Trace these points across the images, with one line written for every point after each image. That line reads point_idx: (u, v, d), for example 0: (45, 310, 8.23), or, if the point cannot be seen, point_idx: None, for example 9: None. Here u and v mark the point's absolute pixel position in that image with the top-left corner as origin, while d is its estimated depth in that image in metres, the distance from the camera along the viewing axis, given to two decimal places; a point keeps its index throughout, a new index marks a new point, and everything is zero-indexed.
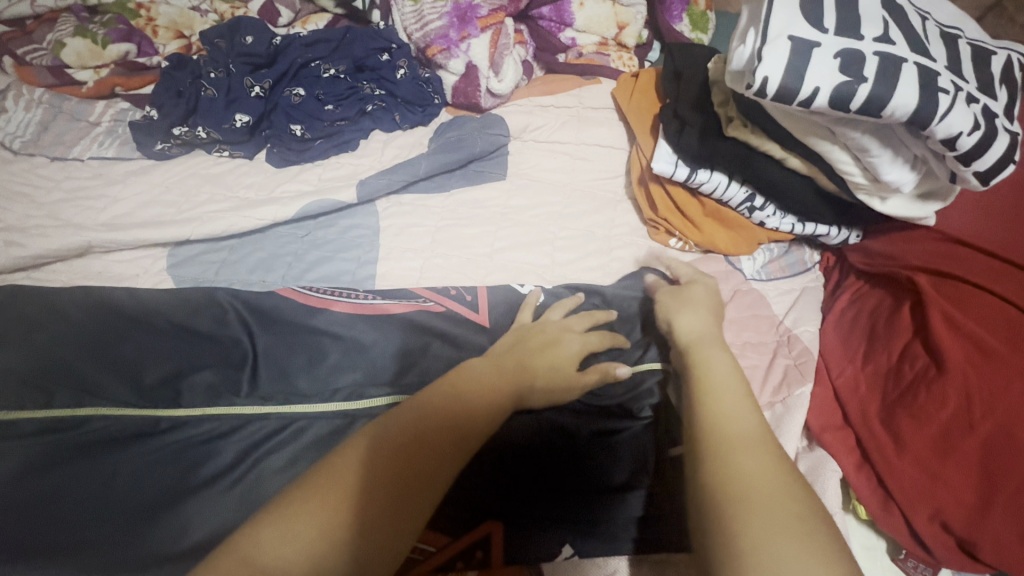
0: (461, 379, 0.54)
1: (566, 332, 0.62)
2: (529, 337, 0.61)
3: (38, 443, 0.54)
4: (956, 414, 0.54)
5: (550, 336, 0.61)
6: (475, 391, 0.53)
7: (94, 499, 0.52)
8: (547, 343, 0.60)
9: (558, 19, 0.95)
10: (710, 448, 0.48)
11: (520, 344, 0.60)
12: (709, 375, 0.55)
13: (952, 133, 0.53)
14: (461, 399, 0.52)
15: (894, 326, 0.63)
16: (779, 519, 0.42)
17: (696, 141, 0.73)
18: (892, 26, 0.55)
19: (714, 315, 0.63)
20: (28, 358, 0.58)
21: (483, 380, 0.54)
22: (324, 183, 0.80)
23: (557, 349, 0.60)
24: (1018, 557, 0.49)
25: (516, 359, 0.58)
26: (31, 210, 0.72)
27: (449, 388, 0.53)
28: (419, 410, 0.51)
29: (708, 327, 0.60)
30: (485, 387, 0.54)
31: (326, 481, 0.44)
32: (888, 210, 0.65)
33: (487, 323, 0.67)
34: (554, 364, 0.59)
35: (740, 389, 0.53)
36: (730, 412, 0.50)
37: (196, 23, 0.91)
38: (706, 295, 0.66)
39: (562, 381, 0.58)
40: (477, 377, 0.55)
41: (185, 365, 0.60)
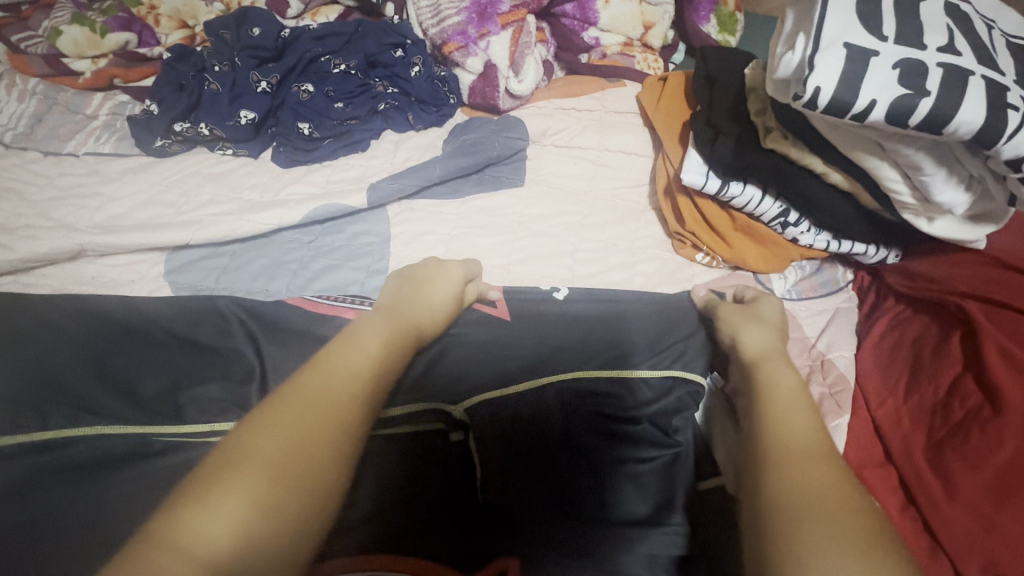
0: (376, 330, 0.52)
1: (446, 265, 0.64)
2: (409, 279, 0.62)
3: (22, 465, 0.50)
4: (1013, 458, 0.50)
5: (424, 278, 0.61)
6: (400, 337, 0.52)
7: (76, 529, 0.46)
8: (429, 274, 0.62)
9: (582, 16, 0.89)
10: (772, 459, 0.45)
11: (402, 284, 0.61)
12: (774, 394, 0.52)
13: (1020, 153, 0.49)
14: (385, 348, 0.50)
15: (941, 358, 0.59)
16: (840, 537, 0.38)
17: (731, 152, 0.68)
18: (958, 35, 0.51)
19: (776, 331, 0.61)
20: (22, 379, 0.54)
21: (392, 324, 0.53)
22: (333, 185, 0.75)
23: (438, 279, 0.61)
24: None
25: (400, 296, 0.59)
26: (21, 208, 0.67)
27: (348, 337, 0.50)
28: (352, 378, 0.45)
29: (770, 342, 0.58)
30: (385, 326, 0.52)
31: (269, 462, 0.38)
32: (935, 231, 0.61)
33: (507, 315, 0.64)
34: (436, 291, 0.60)
35: (806, 407, 0.50)
36: (793, 429, 0.47)
37: (200, 12, 0.86)
38: (777, 313, 0.64)
39: (453, 296, 0.62)
40: (382, 325, 0.53)
41: (183, 377, 0.57)
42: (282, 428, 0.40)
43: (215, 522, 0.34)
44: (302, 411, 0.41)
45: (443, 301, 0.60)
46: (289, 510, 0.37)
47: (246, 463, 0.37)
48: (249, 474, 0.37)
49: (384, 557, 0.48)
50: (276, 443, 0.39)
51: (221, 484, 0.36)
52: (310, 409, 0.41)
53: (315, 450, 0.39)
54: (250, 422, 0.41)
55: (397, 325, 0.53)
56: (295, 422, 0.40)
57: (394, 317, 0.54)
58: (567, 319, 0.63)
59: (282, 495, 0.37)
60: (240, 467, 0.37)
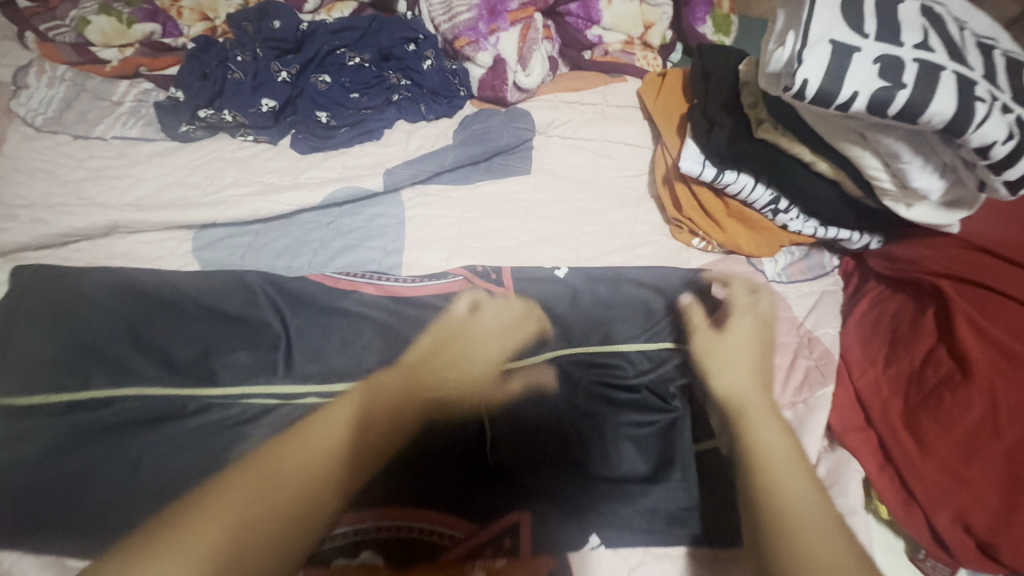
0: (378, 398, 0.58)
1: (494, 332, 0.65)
2: (458, 335, 0.64)
3: (63, 422, 0.54)
4: (980, 419, 0.55)
5: (469, 344, 0.63)
6: (383, 415, 0.56)
7: (120, 483, 0.52)
8: (473, 342, 0.64)
9: (585, 15, 0.94)
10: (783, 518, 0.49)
11: (439, 346, 0.63)
12: (761, 447, 0.55)
13: (987, 141, 0.54)
14: (366, 425, 0.55)
15: (917, 331, 0.64)
16: None
17: (726, 141, 0.73)
18: (932, 34, 0.56)
19: (752, 360, 0.64)
20: (61, 343, 0.57)
21: (385, 399, 0.58)
22: (349, 171, 0.79)
23: (477, 351, 0.63)
24: None
25: (420, 365, 0.61)
26: (54, 187, 0.70)
27: (331, 413, 0.56)
28: (311, 463, 0.51)
29: (745, 377, 0.62)
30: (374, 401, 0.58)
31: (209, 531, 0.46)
32: (913, 216, 0.66)
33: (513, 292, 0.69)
34: (464, 366, 0.61)
35: (795, 462, 0.54)
36: (790, 480, 0.52)
37: (220, 5, 0.90)
38: (747, 338, 0.66)
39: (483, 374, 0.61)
40: (374, 402, 0.57)
41: (214, 346, 0.60)
42: (233, 502, 0.48)
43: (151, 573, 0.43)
44: (254, 489, 0.49)
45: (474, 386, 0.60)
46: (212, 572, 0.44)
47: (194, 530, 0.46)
48: (196, 535, 0.45)
49: (394, 507, 0.53)
50: (220, 515, 0.47)
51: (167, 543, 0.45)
52: (263, 490, 0.49)
53: (245, 526, 0.46)
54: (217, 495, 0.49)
55: (386, 402, 0.57)
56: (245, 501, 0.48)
57: (388, 390, 0.58)
58: (570, 296, 0.68)
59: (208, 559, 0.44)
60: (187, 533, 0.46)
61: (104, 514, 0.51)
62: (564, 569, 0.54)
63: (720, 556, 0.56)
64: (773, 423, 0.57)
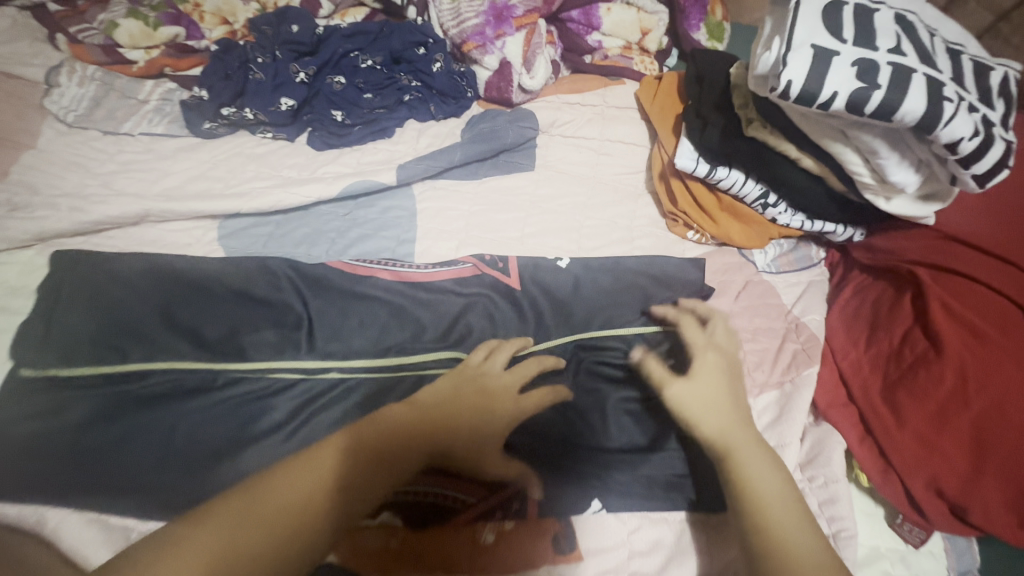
0: (376, 431, 0.55)
1: (511, 380, 0.63)
2: (472, 378, 0.62)
3: (103, 393, 0.58)
4: (952, 393, 0.60)
5: (490, 389, 0.62)
6: (384, 457, 0.54)
7: (156, 449, 0.57)
8: (492, 389, 0.62)
9: (586, 21, 1.00)
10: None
11: (455, 388, 0.61)
12: (758, 495, 0.53)
13: (955, 138, 0.59)
14: (366, 461, 0.53)
15: (896, 314, 0.69)
16: None
17: (718, 138, 0.78)
18: (904, 40, 0.61)
19: (727, 394, 0.61)
20: (99, 320, 0.61)
21: (387, 440, 0.55)
22: (363, 166, 0.84)
23: (502, 398, 0.61)
24: (1002, 518, 0.56)
25: (432, 406, 0.59)
26: (87, 179, 0.75)
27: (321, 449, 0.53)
28: (297, 506, 0.48)
29: (730, 416, 0.58)
30: (376, 436, 0.55)
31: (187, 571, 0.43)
32: (892, 209, 0.71)
33: (517, 285, 0.72)
34: (478, 415, 0.60)
35: (793, 505, 0.52)
36: (789, 534, 0.50)
37: (239, 11, 0.95)
38: (716, 373, 0.62)
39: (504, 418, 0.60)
40: (375, 443, 0.54)
41: (243, 325, 0.64)
42: (217, 537, 0.45)
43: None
44: (240, 525, 0.46)
45: (488, 440, 0.60)
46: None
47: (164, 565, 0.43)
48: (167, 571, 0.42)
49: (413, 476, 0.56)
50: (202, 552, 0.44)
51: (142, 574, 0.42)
52: (245, 533, 0.45)
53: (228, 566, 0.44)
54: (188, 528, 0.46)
55: (387, 445, 0.55)
56: (231, 535, 0.45)
57: (390, 430, 0.56)
58: (571, 284, 0.73)
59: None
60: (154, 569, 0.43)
61: (142, 478, 0.55)
62: (568, 530, 0.59)
63: (714, 520, 0.60)
64: (768, 460, 0.55)
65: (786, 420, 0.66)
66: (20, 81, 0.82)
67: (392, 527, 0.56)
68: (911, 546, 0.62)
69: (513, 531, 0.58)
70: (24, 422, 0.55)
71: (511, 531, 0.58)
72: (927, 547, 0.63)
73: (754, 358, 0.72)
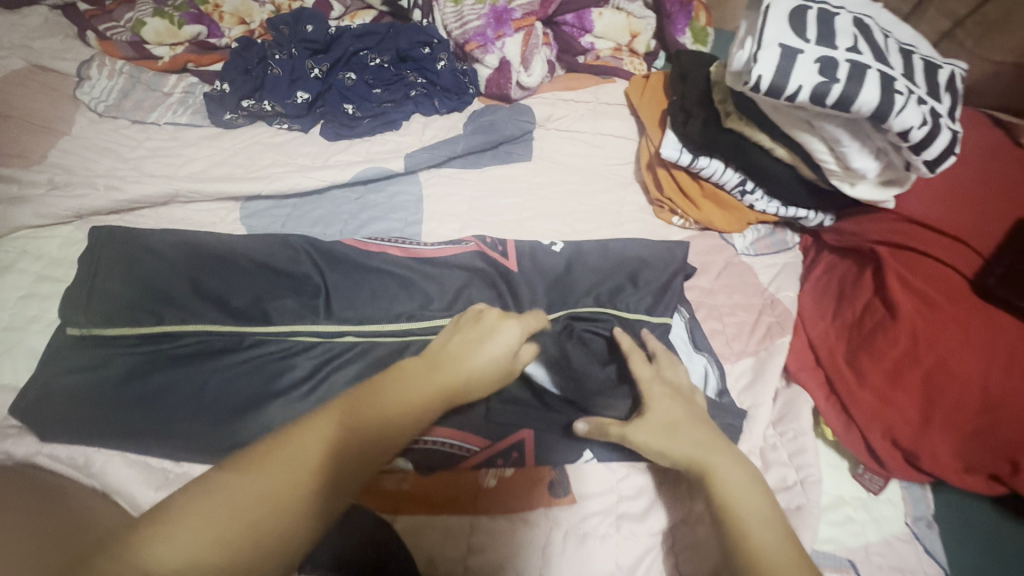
0: (401, 388, 0.58)
1: (503, 320, 0.65)
2: (466, 328, 0.65)
3: (140, 350, 0.64)
4: (905, 352, 0.67)
5: (483, 331, 0.64)
6: (407, 409, 0.56)
7: (189, 401, 0.62)
8: (483, 331, 0.64)
9: (580, 24, 1.08)
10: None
11: (451, 338, 0.64)
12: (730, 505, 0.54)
13: (906, 127, 0.66)
14: (395, 411, 0.56)
15: (859, 286, 0.76)
16: None
17: (699, 129, 0.85)
18: (860, 40, 0.69)
19: (686, 413, 0.61)
20: (135, 287, 0.67)
21: (406, 396, 0.57)
22: (373, 155, 0.90)
23: (493, 337, 0.63)
24: (947, 462, 0.64)
25: (439, 357, 0.62)
26: (117, 163, 0.81)
27: (356, 397, 0.55)
28: (338, 448, 0.51)
29: (697, 431, 0.59)
30: (410, 391, 0.58)
31: (224, 519, 0.45)
32: (856, 194, 0.78)
33: (515, 268, 0.76)
34: (480, 354, 0.62)
35: (773, 521, 0.53)
36: (764, 542, 0.51)
37: (255, 12, 1.02)
38: (672, 410, 0.61)
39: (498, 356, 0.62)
40: (393, 398, 0.56)
41: (266, 294, 0.70)
42: (249, 486, 0.47)
43: (173, 547, 0.42)
44: (273, 471, 0.48)
45: (482, 376, 0.61)
46: (237, 548, 0.44)
47: (213, 503, 0.45)
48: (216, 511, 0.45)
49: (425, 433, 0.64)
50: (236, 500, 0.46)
51: (182, 520, 0.44)
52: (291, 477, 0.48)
53: (264, 510, 0.46)
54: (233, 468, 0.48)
55: (406, 398, 0.57)
56: (264, 484, 0.47)
57: (407, 388, 0.58)
58: (564, 266, 0.77)
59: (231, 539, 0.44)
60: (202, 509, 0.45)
61: (176, 426, 0.61)
62: (561, 478, 0.65)
63: None
64: (744, 480, 0.56)
65: (760, 383, 0.73)
66: (54, 74, 0.90)
67: (402, 472, 0.64)
68: (873, 493, 0.69)
69: (513, 477, 0.65)
70: (72, 374, 0.62)
71: (511, 476, 0.65)
72: (886, 495, 0.70)
73: (732, 329, 0.79)
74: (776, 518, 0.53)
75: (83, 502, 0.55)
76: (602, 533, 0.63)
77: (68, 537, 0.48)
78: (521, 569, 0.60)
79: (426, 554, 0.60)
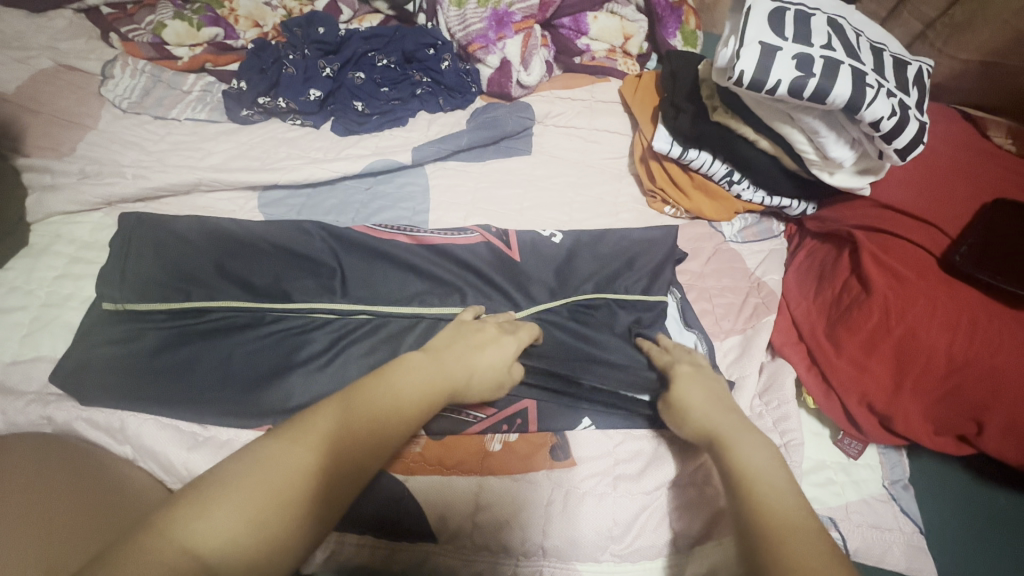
0: (405, 373, 0.58)
1: (503, 335, 0.67)
2: (468, 333, 0.66)
3: (169, 325, 0.69)
4: (878, 324, 0.73)
5: (481, 339, 0.65)
6: (412, 393, 0.56)
7: (216, 372, 0.67)
8: (481, 341, 0.65)
9: (576, 28, 1.14)
10: (767, 542, 0.46)
11: (455, 339, 0.65)
12: (744, 467, 0.53)
13: (877, 117, 0.72)
14: (398, 394, 0.55)
15: (838, 267, 0.82)
16: None
17: (689, 123, 0.91)
18: (834, 38, 0.75)
19: (707, 393, 0.63)
20: (163, 267, 0.72)
21: (414, 379, 0.58)
22: (381, 149, 0.95)
23: (489, 348, 0.65)
24: (916, 424, 0.71)
25: (443, 352, 0.62)
26: (142, 156, 0.87)
27: (366, 382, 0.55)
28: (356, 433, 0.51)
29: (711, 400, 0.62)
30: (418, 378, 0.58)
31: (256, 498, 0.44)
32: (835, 182, 0.84)
33: (518, 257, 0.80)
34: (480, 359, 0.64)
35: (782, 478, 0.52)
36: (774, 494, 0.50)
37: (268, 15, 1.08)
38: (704, 382, 0.64)
39: (495, 369, 0.64)
40: (400, 380, 0.57)
41: (284, 274, 0.74)
42: (277, 462, 0.46)
43: (210, 524, 0.41)
44: (300, 447, 0.48)
45: (478, 383, 0.63)
46: (273, 524, 0.43)
47: (245, 482, 0.44)
48: (246, 492, 0.44)
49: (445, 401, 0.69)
50: (265, 476, 0.45)
51: (217, 495, 0.43)
52: (320, 464, 0.48)
53: (295, 486, 0.46)
54: (255, 448, 0.47)
55: (416, 382, 0.57)
56: (294, 460, 0.47)
57: (415, 372, 0.58)
58: (564, 256, 0.81)
59: (264, 516, 0.43)
60: (230, 488, 0.44)
61: (205, 394, 0.66)
62: (562, 443, 0.70)
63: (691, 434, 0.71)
64: (753, 440, 0.56)
65: (747, 358, 0.77)
66: (80, 73, 0.95)
67: (416, 437, 0.69)
68: (852, 458, 0.74)
69: (517, 443, 0.69)
70: (108, 346, 0.68)
71: (516, 442, 0.69)
72: (865, 460, 0.75)
73: (721, 310, 0.84)
74: (785, 477, 0.52)
75: (127, 476, 0.61)
76: (600, 492, 0.67)
77: (107, 510, 0.53)
78: (524, 524, 0.64)
79: (438, 511, 0.65)
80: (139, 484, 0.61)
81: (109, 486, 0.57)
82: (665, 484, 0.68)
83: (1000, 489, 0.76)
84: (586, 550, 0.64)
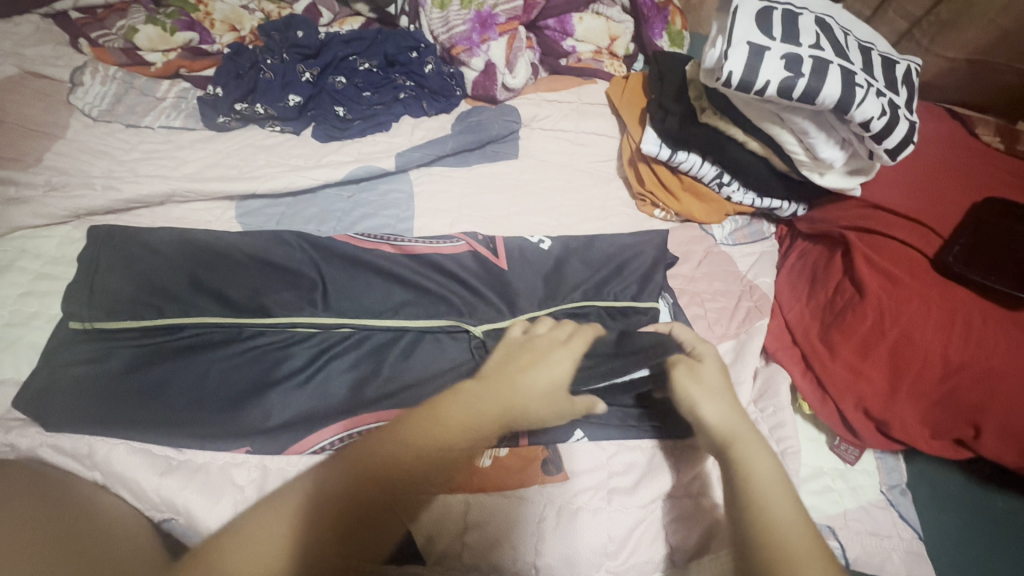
0: (450, 404, 0.56)
1: (555, 347, 0.62)
2: (523, 351, 0.62)
3: (140, 342, 0.66)
4: (873, 326, 0.72)
5: (536, 355, 0.61)
6: (458, 426, 0.55)
7: (190, 390, 0.64)
8: (534, 358, 0.60)
9: (561, 29, 1.12)
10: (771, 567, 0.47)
11: (508, 360, 0.61)
12: (752, 479, 0.52)
13: (867, 117, 0.71)
14: (443, 427, 0.54)
15: (829, 269, 0.80)
16: None
17: (677, 124, 0.90)
18: (822, 38, 0.74)
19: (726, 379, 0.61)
20: (133, 282, 0.69)
21: (462, 412, 0.55)
22: (363, 155, 0.93)
23: (542, 365, 0.60)
24: (913, 428, 0.70)
25: (495, 377, 0.59)
26: (114, 166, 0.84)
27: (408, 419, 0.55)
28: (383, 472, 0.52)
29: (725, 404, 0.58)
30: (473, 411, 0.55)
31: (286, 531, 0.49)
32: (825, 183, 0.83)
33: (505, 266, 0.78)
34: (537, 378, 0.58)
35: (788, 495, 0.52)
36: (781, 515, 0.50)
37: (245, 19, 1.06)
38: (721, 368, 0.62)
39: (555, 396, 0.58)
40: (450, 412, 0.55)
41: (262, 287, 0.71)
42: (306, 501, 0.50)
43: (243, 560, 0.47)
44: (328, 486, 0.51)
45: (533, 403, 0.57)
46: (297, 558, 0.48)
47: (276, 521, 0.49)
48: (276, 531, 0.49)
49: None
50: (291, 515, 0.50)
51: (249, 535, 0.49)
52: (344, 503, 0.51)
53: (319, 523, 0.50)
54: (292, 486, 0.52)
55: (460, 415, 0.55)
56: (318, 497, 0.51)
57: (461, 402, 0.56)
58: (553, 264, 0.79)
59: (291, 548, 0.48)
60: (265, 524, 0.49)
61: (180, 415, 0.63)
62: (555, 457, 0.68)
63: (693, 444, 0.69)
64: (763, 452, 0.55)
65: (740, 363, 0.75)
66: (46, 80, 0.91)
67: None
68: (849, 463, 0.73)
69: (507, 457, 0.67)
70: (77, 366, 0.64)
71: (505, 456, 0.67)
72: (862, 466, 0.73)
73: (713, 314, 0.82)
74: (791, 495, 0.52)
75: (96, 502, 0.57)
76: (594, 507, 0.65)
77: (72, 537, 0.50)
78: (515, 543, 0.62)
79: (427, 531, 0.62)
80: (110, 509, 0.57)
81: (77, 513, 0.53)
82: (662, 495, 0.66)
83: (997, 491, 0.75)
84: (581, 568, 0.61)
